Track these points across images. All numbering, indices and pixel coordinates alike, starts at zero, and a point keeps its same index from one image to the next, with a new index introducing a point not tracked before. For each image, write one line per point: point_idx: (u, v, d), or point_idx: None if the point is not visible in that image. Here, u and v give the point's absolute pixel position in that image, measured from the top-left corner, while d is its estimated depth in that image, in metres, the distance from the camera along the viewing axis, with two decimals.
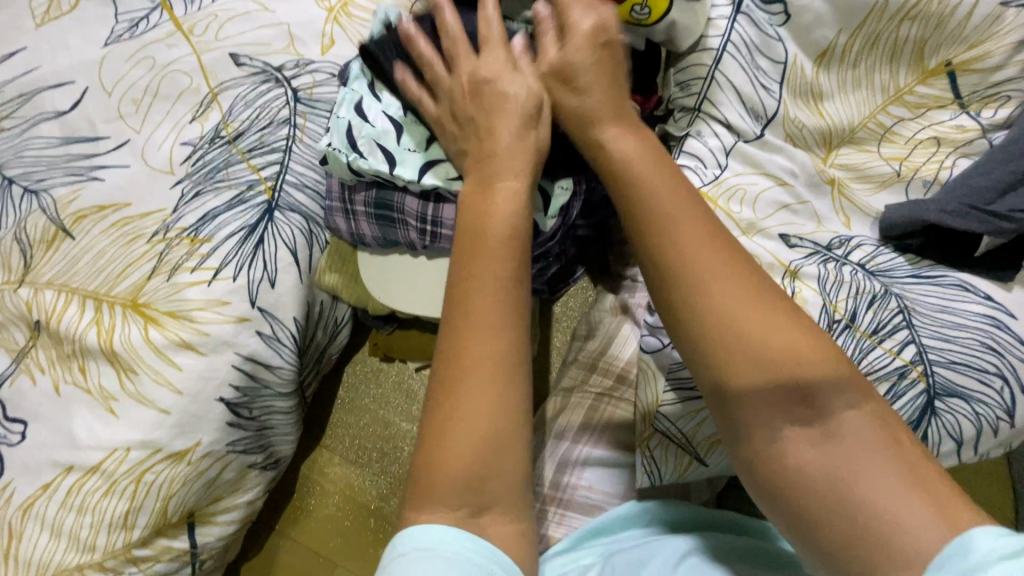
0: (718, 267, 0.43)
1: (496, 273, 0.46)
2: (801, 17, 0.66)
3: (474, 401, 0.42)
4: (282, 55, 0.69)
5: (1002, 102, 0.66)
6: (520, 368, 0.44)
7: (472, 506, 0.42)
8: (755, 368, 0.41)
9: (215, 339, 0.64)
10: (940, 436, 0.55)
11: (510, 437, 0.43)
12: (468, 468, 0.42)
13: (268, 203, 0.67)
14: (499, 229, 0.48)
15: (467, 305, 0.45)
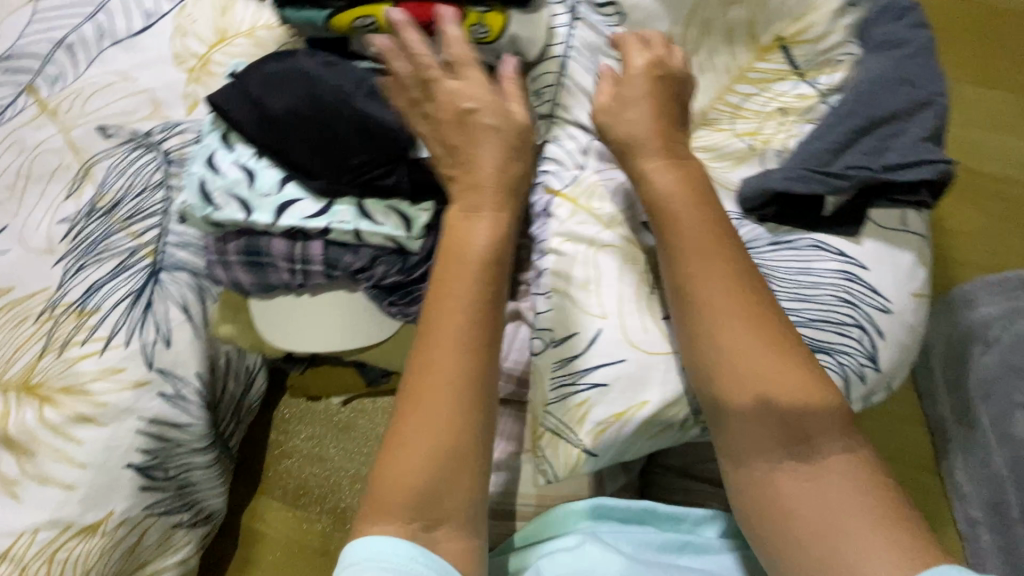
0: (740, 323, 0.48)
1: (483, 296, 0.49)
2: (633, 14, 0.69)
3: (430, 439, 0.46)
4: (149, 121, 0.70)
5: (835, 67, 0.70)
6: (476, 405, 0.47)
7: (425, 520, 0.45)
8: (771, 421, 0.47)
9: (113, 408, 0.65)
10: None
11: (459, 458, 0.46)
12: (416, 484, 0.45)
13: (151, 266, 0.68)
14: (471, 264, 0.51)
15: (433, 346, 0.48)
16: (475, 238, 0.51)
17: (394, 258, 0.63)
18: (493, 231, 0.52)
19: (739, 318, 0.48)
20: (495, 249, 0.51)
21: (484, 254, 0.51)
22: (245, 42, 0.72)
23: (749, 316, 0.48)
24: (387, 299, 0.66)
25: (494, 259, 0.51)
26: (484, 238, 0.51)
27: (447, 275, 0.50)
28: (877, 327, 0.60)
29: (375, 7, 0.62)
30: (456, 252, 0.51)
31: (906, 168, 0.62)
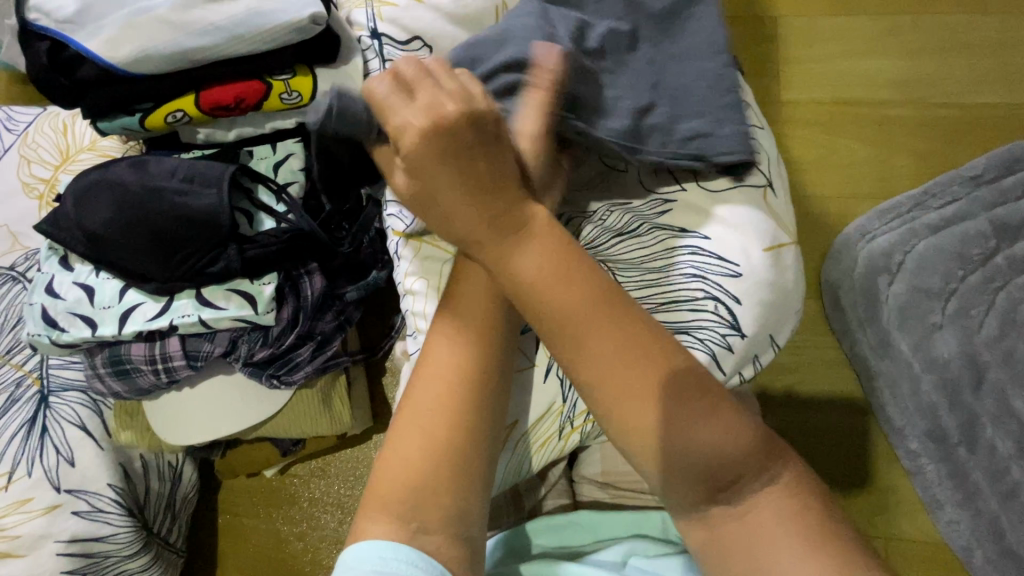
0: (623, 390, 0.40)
1: (489, 287, 0.49)
2: (440, 43, 0.67)
3: (415, 437, 0.46)
4: (10, 255, 0.73)
5: None
6: (457, 402, 0.46)
7: (418, 520, 0.43)
8: (684, 473, 0.40)
9: (30, 538, 0.66)
10: None
11: (449, 449, 0.45)
12: (412, 482, 0.44)
13: (40, 392, 0.70)
14: (476, 251, 0.51)
15: (434, 335, 0.48)
16: (470, 237, 0.52)
17: (255, 333, 0.64)
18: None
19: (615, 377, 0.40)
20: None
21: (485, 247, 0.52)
22: (89, 155, 0.75)
23: (627, 375, 0.39)
24: (264, 374, 0.67)
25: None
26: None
27: (458, 260, 0.51)
28: (732, 294, 0.59)
29: (182, 100, 0.64)
30: (456, 263, 0.52)
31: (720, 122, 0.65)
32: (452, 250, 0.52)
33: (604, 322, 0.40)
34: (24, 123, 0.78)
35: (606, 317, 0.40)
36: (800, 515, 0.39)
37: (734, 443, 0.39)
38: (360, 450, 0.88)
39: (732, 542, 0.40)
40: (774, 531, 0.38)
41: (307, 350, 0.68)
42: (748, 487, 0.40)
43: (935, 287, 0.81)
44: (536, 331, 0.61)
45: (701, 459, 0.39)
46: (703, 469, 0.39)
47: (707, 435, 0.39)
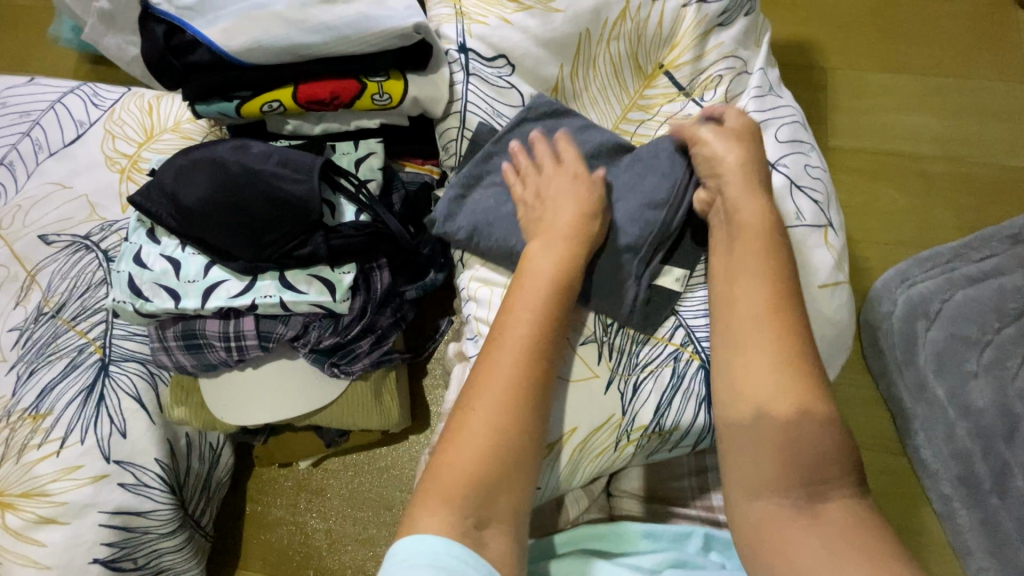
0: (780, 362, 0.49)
1: (550, 304, 0.55)
2: (524, 63, 0.73)
3: (473, 433, 0.48)
4: (86, 224, 0.74)
5: (717, 83, 0.75)
6: (522, 401, 0.50)
7: (475, 517, 0.45)
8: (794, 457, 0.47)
9: (74, 505, 0.66)
10: (697, 400, 0.61)
11: (513, 446, 0.48)
12: (473, 477, 0.46)
13: (101, 360, 0.70)
14: (540, 279, 0.55)
15: (493, 347, 0.53)
16: (537, 267, 0.56)
17: (326, 320, 0.66)
18: (554, 260, 0.57)
19: (771, 353, 0.50)
20: (561, 265, 0.56)
21: (553, 278, 0.56)
22: (173, 136, 0.77)
23: (783, 356, 0.50)
24: (327, 362, 0.68)
25: (566, 283, 0.56)
26: (546, 260, 0.57)
27: (517, 290, 0.56)
28: None
29: (280, 91, 0.66)
30: (515, 286, 0.56)
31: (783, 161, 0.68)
32: (520, 274, 0.57)
33: (778, 313, 0.51)
34: (110, 100, 0.81)
35: (771, 321, 0.51)
36: (859, 525, 0.45)
37: (835, 447, 0.47)
38: (393, 449, 0.89)
39: (800, 545, 0.45)
40: (839, 538, 0.44)
41: (367, 342, 0.69)
42: (832, 495, 0.46)
43: (970, 336, 0.84)
44: (596, 343, 0.63)
45: (808, 453, 0.47)
46: (806, 463, 0.47)
47: (818, 440, 0.47)
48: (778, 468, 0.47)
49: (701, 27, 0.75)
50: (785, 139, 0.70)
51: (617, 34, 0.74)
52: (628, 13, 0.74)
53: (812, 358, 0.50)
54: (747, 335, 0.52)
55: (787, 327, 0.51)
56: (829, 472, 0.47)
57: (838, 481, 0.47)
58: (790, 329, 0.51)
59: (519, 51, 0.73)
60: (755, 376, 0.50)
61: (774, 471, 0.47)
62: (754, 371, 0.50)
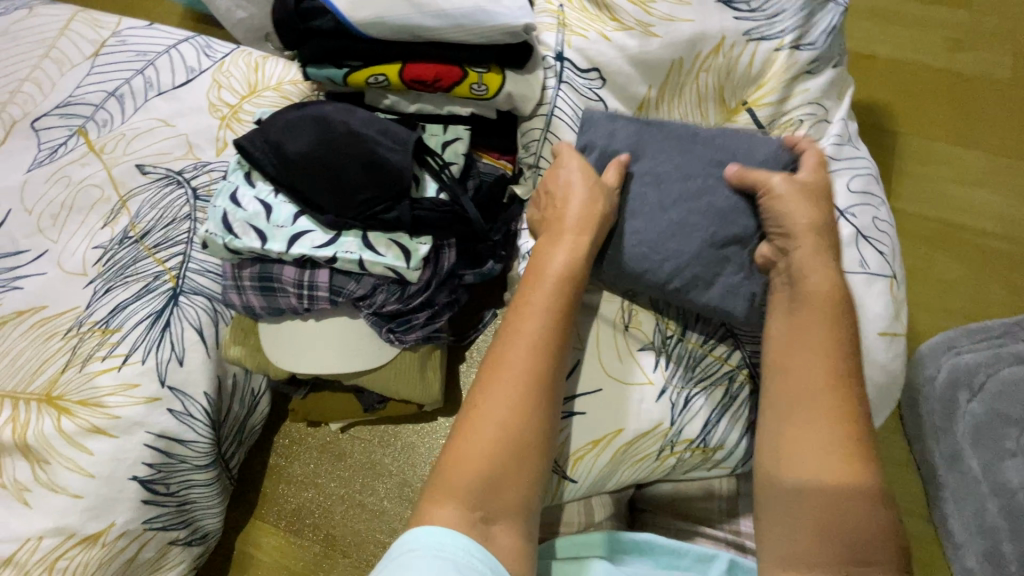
0: (826, 438, 0.49)
1: (566, 300, 0.56)
2: (616, 78, 0.76)
3: (484, 428, 0.50)
4: (181, 161, 0.79)
5: (797, 126, 0.77)
6: (534, 395, 0.51)
7: (483, 512, 0.47)
8: (830, 534, 0.47)
9: (126, 421, 0.68)
10: None
11: (522, 441, 0.50)
12: (482, 470, 0.49)
13: (172, 289, 0.73)
14: (556, 275, 0.57)
15: (507, 340, 0.54)
16: (555, 260, 0.57)
17: (393, 287, 0.69)
18: (573, 254, 0.58)
19: (818, 426, 0.49)
20: (577, 262, 0.57)
21: (569, 274, 0.57)
22: (273, 94, 0.82)
23: (830, 428, 0.49)
24: (386, 326, 0.71)
25: (576, 279, 0.57)
26: (564, 255, 0.58)
27: (532, 284, 0.57)
28: None
29: (388, 66, 0.70)
30: (534, 278, 0.57)
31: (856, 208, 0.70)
32: (538, 266, 0.58)
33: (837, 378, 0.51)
34: (221, 54, 0.86)
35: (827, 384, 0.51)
36: None
37: (875, 529, 0.47)
38: (422, 428, 0.90)
39: None
40: None
41: (424, 316, 0.72)
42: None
43: (1013, 414, 0.83)
44: (654, 352, 0.64)
45: (849, 528, 0.47)
46: (841, 539, 0.46)
47: (869, 522, 0.47)
48: (812, 545, 0.47)
49: (791, 71, 0.76)
50: (859, 188, 0.72)
51: (707, 67, 0.77)
52: (722, 48, 0.76)
53: (865, 430, 0.49)
54: (808, 413, 0.50)
55: (842, 396, 0.50)
56: (867, 553, 0.46)
57: (882, 565, 0.46)
58: (852, 404, 0.50)
59: (612, 65, 0.76)
60: (825, 463, 0.48)
61: (808, 546, 0.47)
62: (803, 442, 0.49)
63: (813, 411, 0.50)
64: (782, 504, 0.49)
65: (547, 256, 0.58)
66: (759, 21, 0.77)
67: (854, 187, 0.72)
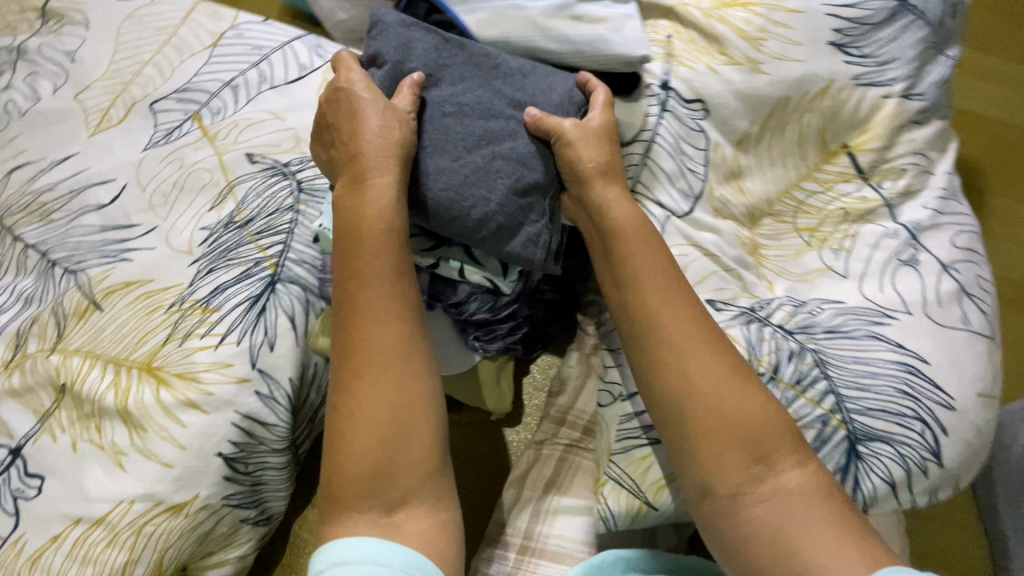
0: (718, 372, 0.54)
1: (382, 234, 0.57)
2: (719, 111, 0.78)
3: (362, 395, 0.52)
4: (288, 154, 0.82)
5: (898, 174, 0.78)
6: (399, 337, 0.54)
7: (385, 504, 0.50)
8: (735, 449, 0.52)
9: (218, 398, 0.71)
10: (875, 479, 0.63)
11: (412, 383, 0.53)
12: (370, 448, 0.51)
13: (271, 276, 0.76)
14: (375, 216, 0.57)
15: (354, 286, 0.56)
16: (376, 196, 0.58)
17: (486, 296, 0.71)
18: (387, 182, 0.58)
19: (699, 354, 0.55)
20: (389, 198, 0.58)
21: (385, 208, 0.58)
22: None
23: (702, 351, 0.55)
24: (471, 334, 0.75)
25: (382, 215, 0.57)
26: (392, 180, 0.59)
27: (359, 230, 0.57)
28: (940, 423, 0.64)
29: None
30: (350, 219, 0.58)
31: (957, 265, 0.73)
32: (352, 215, 0.58)
33: (679, 308, 0.57)
34: (332, 54, 0.90)
35: (677, 302, 0.57)
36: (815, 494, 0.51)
37: (769, 434, 0.53)
38: (483, 436, 0.92)
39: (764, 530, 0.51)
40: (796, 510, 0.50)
41: (507, 326, 0.74)
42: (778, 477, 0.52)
43: None
44: None
45: (748, 440, 0.52)
46: (755, 452, 0.52)
47: (773, 436, 0.53)
48: (728, 467, 0.53)
49: (897, 120, 0.78)
50: (961, 246, 0.75)
51: (812, 108, 0.78)
52: (829, 91, 0.77)
53: (724, 362, 0.55)
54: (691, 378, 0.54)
55: (674, 315, 0.56)
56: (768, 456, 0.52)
57: (786, 461, 0.53)
58: (711, 334, 0.56)
59: (717, 99, 0.78)
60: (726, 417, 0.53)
61: (725, 471, 0.53)
62: (696, 370, 0.54)
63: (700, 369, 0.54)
64: (707, 434, 0.53)
65: (371, 219, 0.57)
66: (870, 67, 0.78)
67: (957, 244, 0.75)
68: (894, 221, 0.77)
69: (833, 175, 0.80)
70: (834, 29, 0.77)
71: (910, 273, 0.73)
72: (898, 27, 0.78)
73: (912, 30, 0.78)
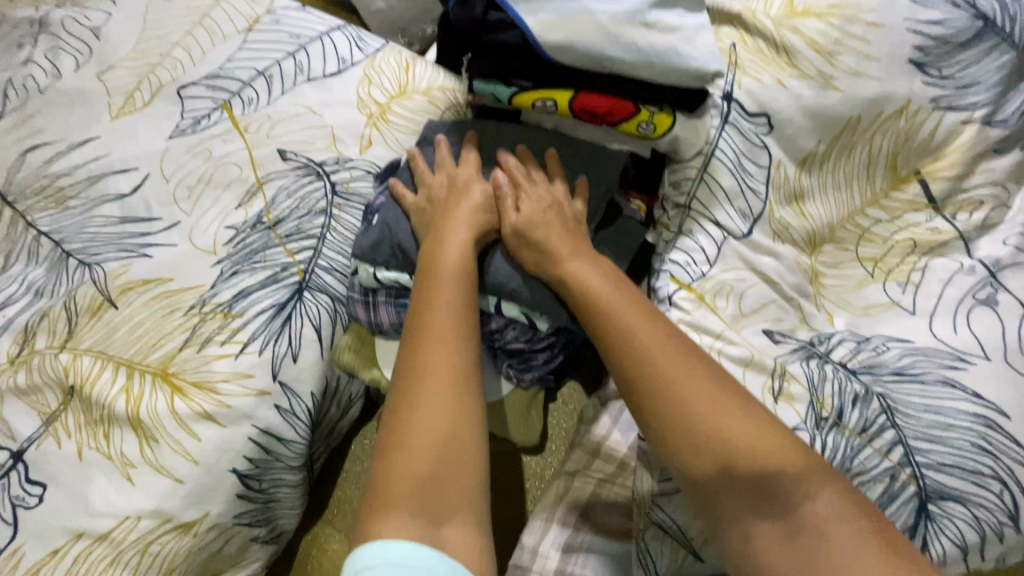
0: (729, 417, 0.50)
1: (457, 275, 0.59)
2: (785, 128, 0.73)
3: (415, 412, 0.49)
4: (322, 152, 0.77)
5: (974, 207, 0.73)
6: (457, 363, 0.52)
7: (431, 517, 0.44)
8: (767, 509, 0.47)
9: (235, 411, 0.66)
10: (947, 542, 0.57)
11: (464, 409, 0.49)
12: (423, 467, 0.46)
13: (298, 283, 0.71)
14: (450, 261, 0.60)
15: (419, 318, 0.55)
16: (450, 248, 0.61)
17: (525, 328, 0.69)
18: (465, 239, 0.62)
19: (708, 400, 0.51)
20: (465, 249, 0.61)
21: (460, 259, 0.61)
22: (421, 98, 0.81)
23: (716, 400, 0.51)
24: (505, 362, 0.72)
25: (461, 261, 0.60)
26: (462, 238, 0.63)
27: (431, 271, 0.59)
28: (1020, 483, 0.58)
29: (559, 93, 0.67)
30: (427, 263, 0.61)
31: None
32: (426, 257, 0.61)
33: (675, 354, 0.53)
34: (372, 48, 0.85)
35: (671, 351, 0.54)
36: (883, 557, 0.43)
37: (804, 490, 0.47)
38: (509, 459, 0.87)
39: None
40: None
41: (544, 356, 0.71)
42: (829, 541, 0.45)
43: None
44: (808, 433, 0.61)
45: (779, 500, 0.47)
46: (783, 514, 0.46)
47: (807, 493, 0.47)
48: (760, 535, 0.46)
49: (976, 148, 0.73)
50: None
51: (885, 129, 0.73)
52: (905, 112, 0.72)
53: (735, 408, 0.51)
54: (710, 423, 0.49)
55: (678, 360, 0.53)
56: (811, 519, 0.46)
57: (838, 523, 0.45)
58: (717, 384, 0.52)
59: (784, 116, 0.73)
60: (760, 461, 0.48)
61: (755, 538, 0.47)
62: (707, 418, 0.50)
63: (713, 407, 0.50)
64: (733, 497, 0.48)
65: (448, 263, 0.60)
66: (950, 90, 0.72)
67: None
68: (969, 256, 0.72)
69: (903, 204, 0.74)
70: (917, 47, 0.71)
71: (985, 313, 0.68)
72: (983, 49, 0.72)
73: (997, 53, 0.73)
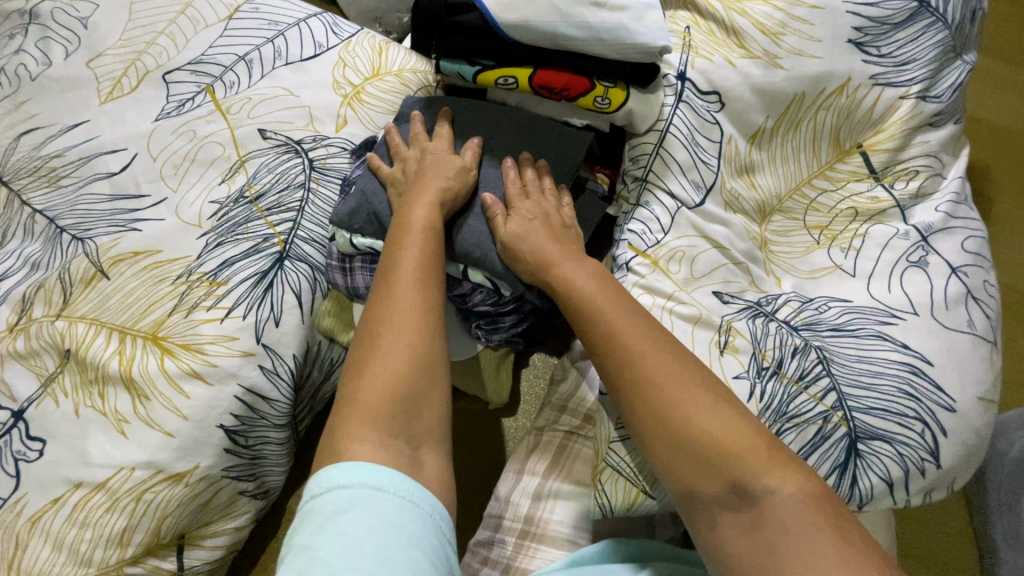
0: (683, 379, 0.54)
1: (425, 236, 0.64)
2: (735, 105, 0.78)
3: (386, 356, 0.53)
4: (301, 131, 0.82)
5: (910, 176, 0.79)
6: (426, 318, 0.56)
7: (406, 441, 0.50)
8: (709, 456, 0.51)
9: (222, 370, 0.71)
10: (873, 477, 0.63)
11: (432, 360, 0.54)
12: (388, 398, 0.51)
13: (280, 253, 0.76)
14: (417, 225, 0.65)
15: (390, 277, 0.59)
16: (417, 213, 0.66)
17: (491, 292, 0.74)
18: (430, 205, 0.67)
19: (664, 362, 0.55)
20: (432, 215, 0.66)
21: (429, 224, 0.65)
22: (395, 80, 0.86)
23: (669, 358, 0.56)
24: (473, 323, 0.77)
25: (431, 227, 0.65)
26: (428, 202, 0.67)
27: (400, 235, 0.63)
28: (940, 423, 0.64)
29: (519, 70, 0.73)
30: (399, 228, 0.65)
31: (967, 267, 0.73)
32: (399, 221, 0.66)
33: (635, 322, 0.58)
34: (348, 33, 0.90)
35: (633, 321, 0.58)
36: (813, 501, 0.48)
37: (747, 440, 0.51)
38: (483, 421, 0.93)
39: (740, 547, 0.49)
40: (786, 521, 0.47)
41: (510, 319, 0.75)
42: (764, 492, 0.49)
43: None
44: (748, 381, 0.67)
45: (725, 448, 0.51)
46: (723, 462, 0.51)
47: (750, 442, 0.51)
48: (704, 478, 0.51)
49: (912, 121, 0.78)
50: (970, 251, 0.74)
51: (828, 105, 0.78)
52: (846, 89, 0.77)
53: (688, 367, 0.56)
54: (663, 379, 0.54)
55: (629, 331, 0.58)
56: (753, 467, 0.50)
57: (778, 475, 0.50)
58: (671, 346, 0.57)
59: (734, 92, 0.77)
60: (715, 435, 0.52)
61: (698, 479, 0.52)
62: (666, 380, 0.54)
63: (669, 371, 0.55)
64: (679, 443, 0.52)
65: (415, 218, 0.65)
66: (888, 67, 0.77)
67: (967, 247, 0.74)
68: (905, 222, 0.77)
69: (846, 175, 0.80)
70: (855, 28, 0.76)
71: (919, 273, 0.72)
72: (918, 28, 0.78)
73: (931, 31, 0.78)
